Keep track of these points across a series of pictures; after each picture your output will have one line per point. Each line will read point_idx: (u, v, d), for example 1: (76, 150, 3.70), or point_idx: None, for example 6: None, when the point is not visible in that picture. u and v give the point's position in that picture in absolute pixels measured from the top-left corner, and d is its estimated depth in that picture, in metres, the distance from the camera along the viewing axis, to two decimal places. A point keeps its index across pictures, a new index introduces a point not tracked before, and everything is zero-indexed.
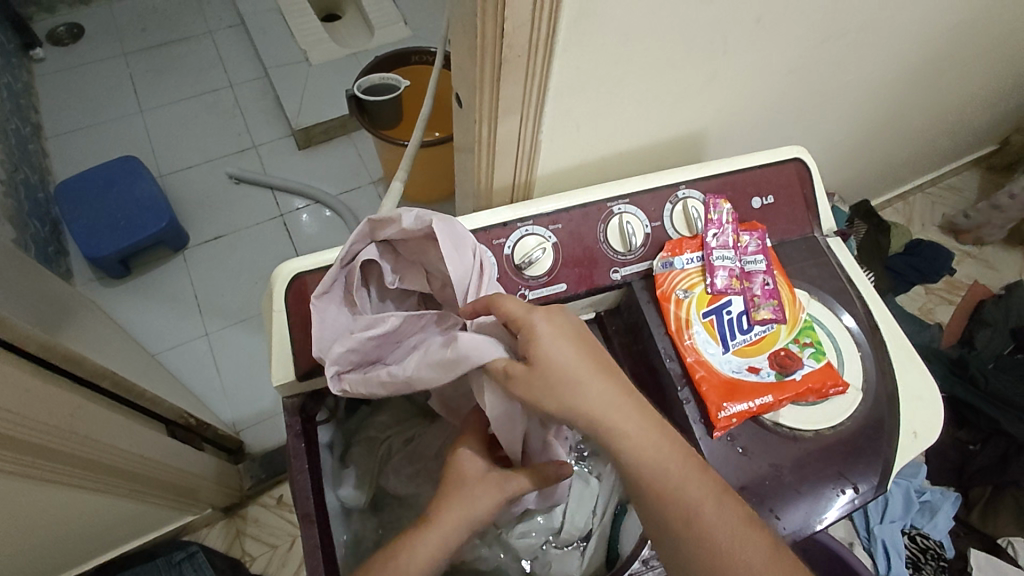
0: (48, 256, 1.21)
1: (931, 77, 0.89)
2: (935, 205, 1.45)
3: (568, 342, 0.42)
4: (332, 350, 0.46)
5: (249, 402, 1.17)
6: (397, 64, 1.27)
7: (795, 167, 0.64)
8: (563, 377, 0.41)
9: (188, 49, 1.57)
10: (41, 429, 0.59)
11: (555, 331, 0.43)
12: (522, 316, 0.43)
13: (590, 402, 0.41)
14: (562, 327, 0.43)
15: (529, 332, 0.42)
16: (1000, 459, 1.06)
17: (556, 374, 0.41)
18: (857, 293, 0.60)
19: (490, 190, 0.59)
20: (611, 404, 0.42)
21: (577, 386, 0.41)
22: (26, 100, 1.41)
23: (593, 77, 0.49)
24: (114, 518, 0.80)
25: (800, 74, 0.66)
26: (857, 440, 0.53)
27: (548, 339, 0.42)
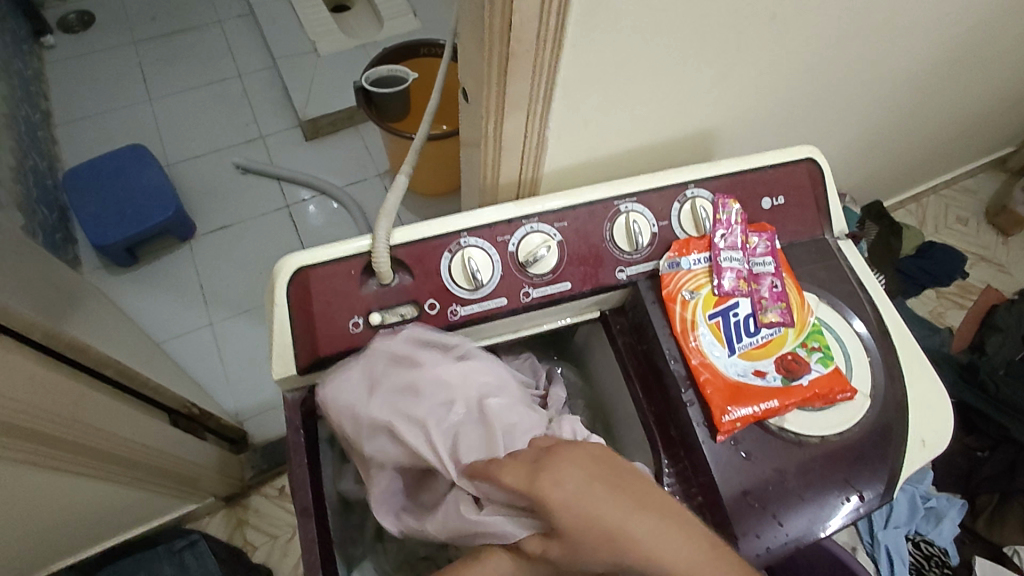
0: (55, 243, 1.21)
1: (948, 77, 0.87)
2: (949, 207, 1.42)
3: (581, 495, 0.40)
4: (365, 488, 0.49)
5: (253, 392, 1.17)
6: (406, 56, 1.26)
7: (807, 167, 0.62)
8: (597, 533, 0.39)
9: (197, 38, 1.57)
10: (42, 416, 0.59)
11: (565, 487, 0.41)
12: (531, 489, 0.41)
13: (636, 555, 0.39)
14: (569, 477, 0.41)
15: (541, 502, 0.41)
16: (1008, 467, 1.04)
17: (588, 534, 0.39)
18: (867, 297, 0.59)
19: (495, 186, 0.58)
20: (656, 542, 0.39)
21: (616, 542, 0.39)
22: (36, 87, 1.42)
23: (602, 74, 0.49)
24: (115, 505, 0.81)
25: (815, 73, 0.65)
26: (864, 447, 0.53)
27: (567, 500, 0.40)
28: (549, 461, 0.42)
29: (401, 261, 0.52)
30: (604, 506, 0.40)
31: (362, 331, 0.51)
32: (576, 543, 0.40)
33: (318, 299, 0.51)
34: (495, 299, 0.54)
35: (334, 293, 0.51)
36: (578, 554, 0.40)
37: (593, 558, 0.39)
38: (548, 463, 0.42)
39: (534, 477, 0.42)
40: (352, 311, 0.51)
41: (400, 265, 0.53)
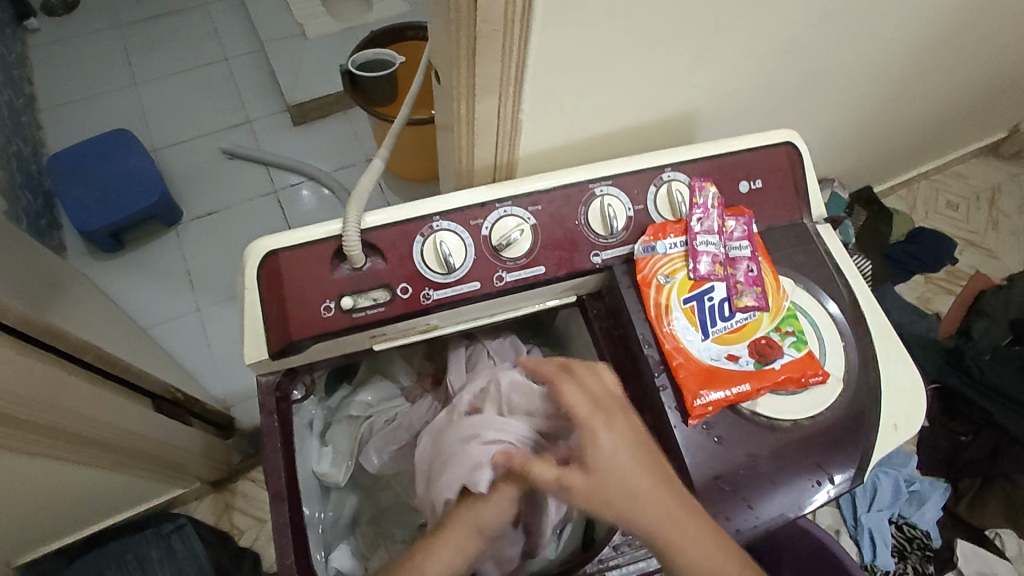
0: (40, 229, 1.21)
1: (935, 60, 0.86)
2: (940, 192, 1.42)
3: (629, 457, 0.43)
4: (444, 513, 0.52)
5: (241, 378, 1.17)
6: (391, 40, 1.25)
7: (787, 151, 0.62)
8: (626, 489, 0.42)
9: (183, 22, 1.55)
10: (17, 401, 0.59)
11: (617, 440, 0.43)
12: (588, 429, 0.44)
13: (649, 515, 0.42)
14: (623, 434, 0.44)
15: (593, 440, 0.43)
16: (991, 452, 1.04)
17: (620, 484, 0.42)
18: (843, 281, 0.59)
19: (471, 169, 0.58)
20: (667, 511, 0.42)
21: (636, 501, 0.42)
22: (19, 71, 1.40)
23: (575, 56, 0.48)
24: (98, 490, 0.81)
25: (797, 56, 0.64)
26: (836, 431, 0.53)
27: (615, 450, 0.43)
28: (612, 411, 0.45)
29: (373, 245, 0.52)
30: (643, 467, 0.43)
31: (334, 315, 0.51)
32: (605, 482, 0.42)
33: (290, 284, 0.51)
34: (469, 283, 0.54)
35: (305, 277, 0.51)
36: (599, 497, 0.42)
37: (613, 511, 0.42)
38: (608, 415, 0.45)
39: (593, 415, 0.44)
40: (324, 295, 0.51)
41: (372, 249, 0.52)
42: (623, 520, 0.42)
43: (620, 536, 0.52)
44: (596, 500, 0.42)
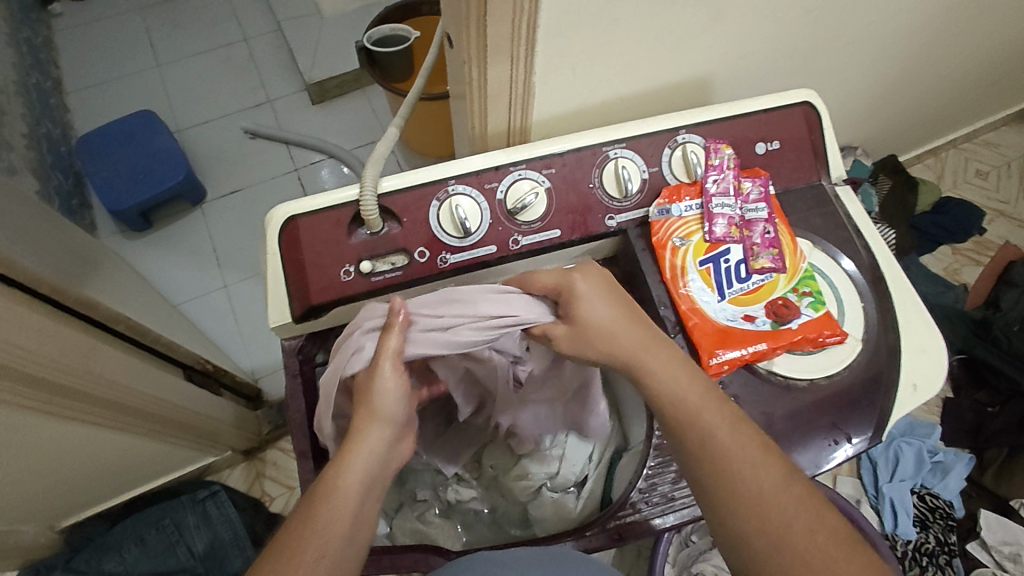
0: (71, 208, 1.25)
1: (965, 20, 0.84)
2: (970, 160, 1.38)
3: (608, 305, 0.47)
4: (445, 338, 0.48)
5: (266, 352, 1.21)
6: (408, 15, 1.25)
7: (804, 112, 0.61)
8: (603, 331, 0.46)
9: (202, 3, 1.57)
10: (59, 369, 0.62)
11: (591, 286, 0.47)
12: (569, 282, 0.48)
13: (630, 350, 0.45)
14: (597, 283, 0.48)
15: (573, 289, 0.47)
16: (1019, 422, 1.03)
17: (595, 325, 0.46)
18: (862, 241, 0.58)
19: (485, 135, 0.59)
20: (645, 348, 0.45)
21: (617, 342, 0.45)
22: (45, 55, 1.43)
23: (587, 16, 0.48)
24: (135, 457, 0.84)
25: (820, 14, 0.62)
26: (853, 392, 0.53)
27: (589, 296, 0.47)
28: (581, 270, 0.49)
29: (389, 210, 0.53)
30: (619, 312, 0.46)
31: (353, 279, 0.52)
32: (586, 328, 0.46)
33: (309, 249, 0.52)
34: (484, 247, 0.54)
35: (323, 242, 0.52)
36: (584, 333, 0.47)
37: (596, 352, 0.46)
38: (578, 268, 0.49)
39: (568, 271, 0.48)
40: (342, 260, 0.52)
41: (389, 214, 0.54)
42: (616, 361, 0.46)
43: (638, 494, 0.53)
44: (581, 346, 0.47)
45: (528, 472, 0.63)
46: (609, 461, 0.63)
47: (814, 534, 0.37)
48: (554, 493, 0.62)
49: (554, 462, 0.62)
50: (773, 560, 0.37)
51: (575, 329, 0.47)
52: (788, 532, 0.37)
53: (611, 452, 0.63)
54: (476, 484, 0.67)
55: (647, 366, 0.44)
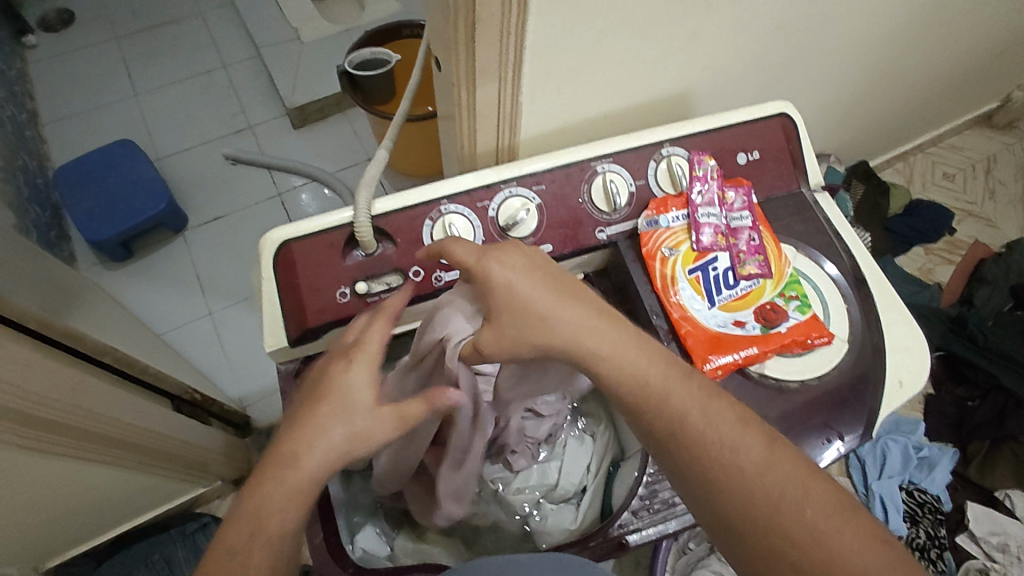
0: (50, 241, 1.23)
1: (927, 31, 0.88)
2: (937, 164, 1.43)
3: (525, 282, 0.44)
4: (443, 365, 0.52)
5: (255, 378, 1.19)
6: (388, 39, 1.27)
7: (781, 122, 0.64)
8: (532, 318, 0.43)
9: (179, 31, 1.57)
10: (47, 403, 0.60)
11: (513, 267, 0.44)
12: (482, 270, 0.45)
13: (558, 331, 0.42)
14: (518, 265, 0.45)
15: (486, 275, 0.44)
16: (998, 414, 1.06)
17: (514, 313, 0.43)
18: (843, 245, 0.60)
19: (474, 154, 0.60)
20: (588, 322, 0.43)
21: (547, 325, 0.43)
22: (20, 87, 1.42)
23: (570, 37, 0.49)
24: (124, 491, 0.82)
25: (790, 29, 0.65)
26: (843, 391, 0.54)
27: (509, 280, 0.44)
28: (500, 255, 0.45)
29: (383, 231, 0.54)
30: (550, 295, 0.43)
31: (350, 301, 0.53)
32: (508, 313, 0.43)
33: (304, 273, 0.53)
34: None
35: (319, 265, 0.53)
36: (516, 315, 0.43)
37: (528, 336, 0.43)
38: (495, 249, 0.46)
39: (482, 255, 0.45)
40: (339, 281, 0.53)
41: (383, 235, 0.54)
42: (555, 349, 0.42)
43: (639, 500, 0.54)
44: (512, 330, 0.43)
45: (524, 487, 0.64)
46: (607, 472, 0.64)
47: (805, 512, 0.36)
48: (553, 505, 0.63)
49: (553, 473, 0.64)
50: (760, 545, 0.36)
51: (500, 321, 0.44)
52: (776, 513, 0.36)
53: (609, 462, 0.64)
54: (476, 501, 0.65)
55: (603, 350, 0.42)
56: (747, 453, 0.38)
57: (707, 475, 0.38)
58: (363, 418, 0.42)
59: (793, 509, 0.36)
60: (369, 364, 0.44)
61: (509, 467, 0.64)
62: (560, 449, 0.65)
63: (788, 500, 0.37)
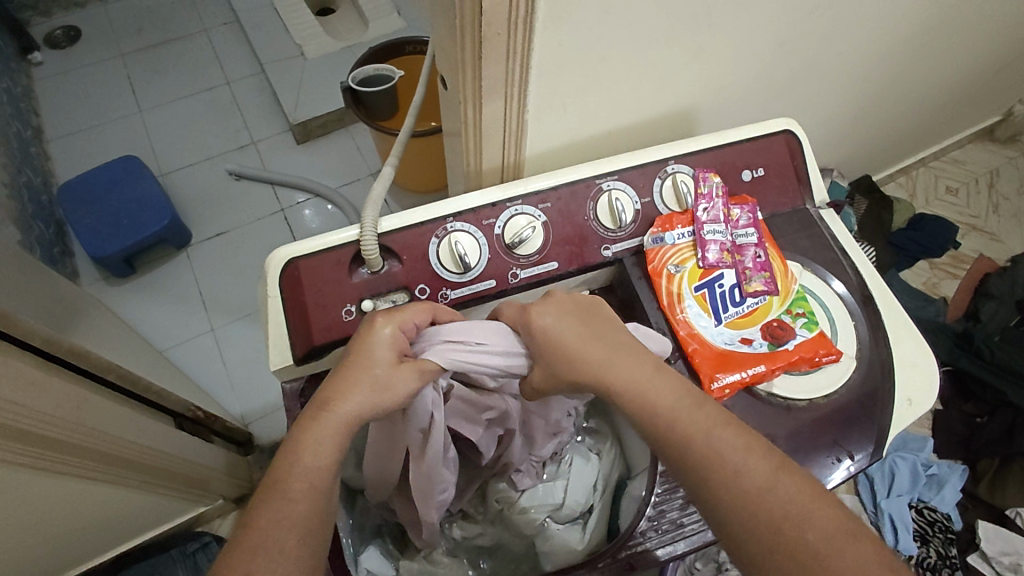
0: (53, 256, 1.23)
1: (929, 47, 0.88)
2: (939, 178, 1.43)
3: (559, 328, 0.47)
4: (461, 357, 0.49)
5: (258, 395, 1.19)
6: (391, 55, 1.28)
7: (785, 139, 0.64)
8: (565, 354, 0.46)
9: (184, 48, 1.58)
10: (49, 422, 0.60)
11: (549, 315, 0.48)
12: (528, 318, 0.49)
13: (593, 367, 0.44)
14: (557, 311, 0.48)
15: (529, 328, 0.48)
16: (1007, 431, 1.05)
17: (556, 356, 0.46)
18: (849, 262, 0.60)
19: (479, 171, 0.60)
20: (614, 359, 0.44)
21: (580, 363, 0.45)
22: (26, 104, 1.43)
23: (576, 56, 0.49)
24: (125, 510, 0.81)
25: (794, 45, 0.65)
26: (851, 409, 0.53)
27: (546, 326, 0.47)
28: (544, 305, 0.49)
29: (389, 249, 0.54)
30: (579, 336, 0.46)
31: (355, 319, 0.53)
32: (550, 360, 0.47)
33: (310, 290, 0.53)
34: (484, 281, 0.56)
35: (325, 283, 0.53)
36: (555, 359, 0.47)
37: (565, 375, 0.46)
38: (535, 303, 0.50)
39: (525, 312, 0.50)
40: (344, 299, 0.53)
41: (389, 253, 0.54)
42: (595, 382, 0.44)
43: (646, 521, 0.53)
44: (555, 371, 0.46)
45: (530, 505, 0.61)
46: (612, 490, 0.63)
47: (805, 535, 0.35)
48: (559, 525, 0.61)
49: (559, 492, 0.62)
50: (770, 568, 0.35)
51: (544, 359, 0.48)
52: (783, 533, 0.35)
53: (614, 481, 0.63)
54: (480, 521, 0.64)
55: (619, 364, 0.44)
56: (756, 476, 0.37)
57: (715, 497, 0.37)
58: (388, 372, 0.45)
59: (801, 519, 0.35)
60: (394, 325, 0.47)
61: (514, 485, 0.62)
62: (565, 467, 0.64)
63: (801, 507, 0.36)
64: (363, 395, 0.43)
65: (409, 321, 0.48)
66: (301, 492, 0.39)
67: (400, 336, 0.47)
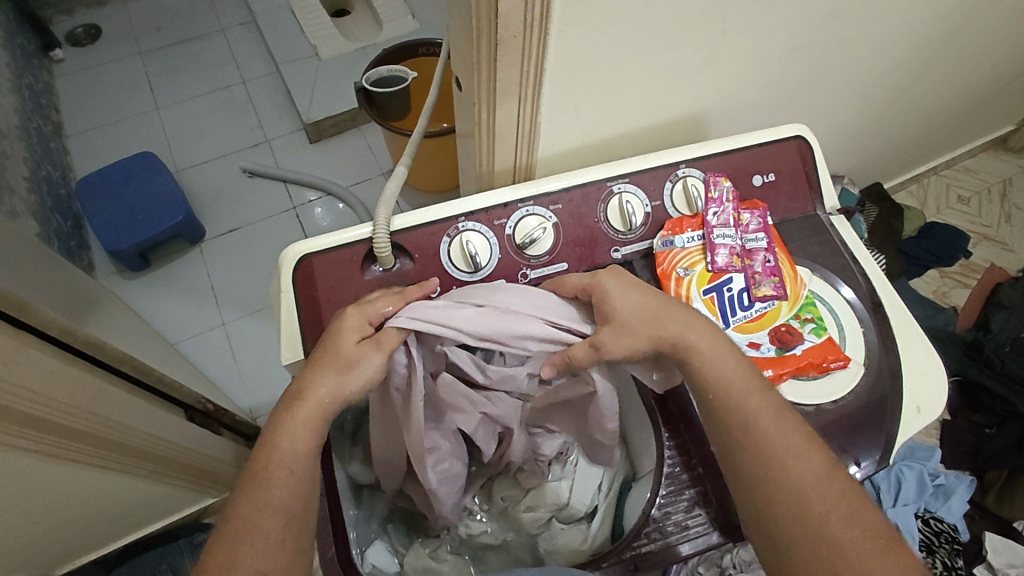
0: (70, 249, 1.25)
1: (943, 55, 0.88)
2: (951, 186, 1.42)
3: (637, 297, 0.49)
4: (466, 318, 0.49)
5: (266, 390, 1.20)
6: (404, 56, 1.29)
7: (797, 145, 0.64)
8: (648, 317, 0.47)
9: (201, 47, 1.60)
10: (65, 410, 0.61)
11: (618, 284, 0.49)
12: (598, 285, 0.50)
13: (675, 334, 0.47)
14: (628, 283, 0.49)
15: (604, 296, 0.49)
16: (1016, 442, 1.05)
17: (638, 319, 0.47)
18: (859, 269, 0.60)
19: (491, 172, 0.60)
20: (693, 327, 0.47)
21: (661, 326, 0.47)
22: (46, 100, 1.46)
23: (590, 59, 0.50)
24: (136, 499, 0.83)
25: (807, 52, 0.65)
26: (858, 416, 0.54)
27: (621, 291, 0.49)
28: (616, 279, 0.50)
29: (401, 247, 0.55)
30: (653, 302, 0.48)
31: None
32: (629, 322, 0.47)
33: (324, 287, 0.54)
34: (495, 281, 0.56)
35: (337, 280, 0.54)
36: (638, 319, 0.47)
37: (646, 336, 0.47)
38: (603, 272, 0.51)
39: (594, 277, 0.50)
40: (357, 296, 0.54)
41: (401, 251, 0.55)
42: (679, 347, 0.47)
43: (652, 522, 0.54)
44: (638, 328, 0.47)
45: (535, 505, 0.62)
46: (617, 492, 0.63)
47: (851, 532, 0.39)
48: (563, 525, 0.61)
49: (564, 492, 0.62)
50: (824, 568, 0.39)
51: (618, 320, 0.48)
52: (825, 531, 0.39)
53: (618, 484, 0.64)
54: (486, 518, 0.65)
55: (695, 347, 0.47)
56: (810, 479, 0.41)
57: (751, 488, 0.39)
58: (350, 354, 0.46)
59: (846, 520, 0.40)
60: (358, 312, 0.48)
61: (519, 484, 0.64)
62: (570, 468, 0.64)
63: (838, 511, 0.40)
64: (330, 378, 0.45)
65: (375, 310, 0.48)
66: (281, 478, 0.41)
67: (365, 322, 0.48)
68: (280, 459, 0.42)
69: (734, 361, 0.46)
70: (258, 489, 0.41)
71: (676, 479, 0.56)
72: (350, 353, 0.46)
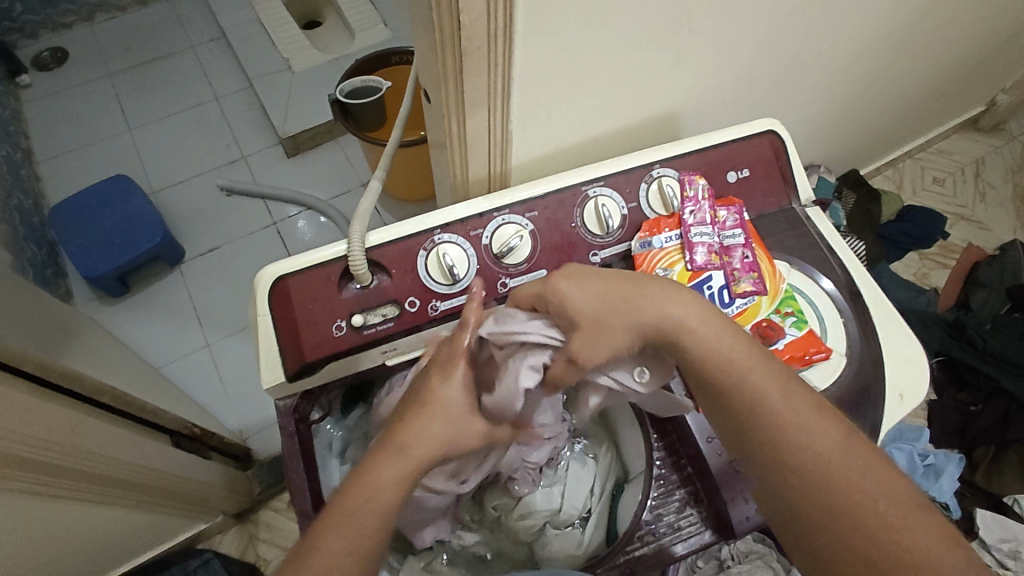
0: (46, 278, 1.23)
1: (910, 42, 0.89)
2: (926, 169, 1.44)
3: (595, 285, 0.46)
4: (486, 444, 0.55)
5: (255, 410, 1.19)
6: (377, 66, 1.29)
7: (770, 139, 0.64)
8: (613, 301, 0.45)
9: (172, 66, 1.59)
10: (45, 446, 0.60)
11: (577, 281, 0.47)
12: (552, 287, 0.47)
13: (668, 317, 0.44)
14: (584, 275, 0.47)
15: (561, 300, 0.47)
16: (1002, 418, 1.06)
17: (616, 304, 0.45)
18: (837, 261, 0.60)
19: (466, 182, 0.60)
20: (678, 299, 0.44)
21: (654, 308, 0.44)
22: (15, 127, 1.43)
23: (557, 65, 0.50)
24: (125, 530, 0.82)
25: (774, 47, 0.65)
26: (843, 406, 0.54)
27: (578, 286, 0.46)
28: None
29: (378, 263, 0.55)
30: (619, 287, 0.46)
31: (346, 333, 0.53)
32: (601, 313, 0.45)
33: (301, 307, 0.53)
34: None
35: (314, 300, 0.53)
36: (606, 307, 0.45)
37: (644, 314, 0.44)
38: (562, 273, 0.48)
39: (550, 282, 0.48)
40: (335, 315, 0.53)
41: (378, 266, 0.55)
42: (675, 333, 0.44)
43: (644, 525, 0.54)
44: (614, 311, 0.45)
45: (529, 512, 0.62)
46: (611, 494, 0.63)
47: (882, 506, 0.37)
48: (558, 530, 0.62)
49: (557, 498, 0.62)
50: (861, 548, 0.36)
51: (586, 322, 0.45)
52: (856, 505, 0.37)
53: (613, 484, 0.63)
54: (479, 528, 0.65)
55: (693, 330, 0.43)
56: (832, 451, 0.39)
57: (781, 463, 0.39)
58: (454, 413, 0.46)
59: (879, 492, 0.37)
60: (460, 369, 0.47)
61: (509, 493, 0.63)
62: (563, 473, 0.64)
63: (868, 488, 0.38)
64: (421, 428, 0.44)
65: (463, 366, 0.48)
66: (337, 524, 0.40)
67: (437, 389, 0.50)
68: (381, 493, 0.41)
69: (736, 338, 0.43)
70: (351, 522, 0.40)
71: (667, 480, 0.56)
72: (447, 405, 0.46)
